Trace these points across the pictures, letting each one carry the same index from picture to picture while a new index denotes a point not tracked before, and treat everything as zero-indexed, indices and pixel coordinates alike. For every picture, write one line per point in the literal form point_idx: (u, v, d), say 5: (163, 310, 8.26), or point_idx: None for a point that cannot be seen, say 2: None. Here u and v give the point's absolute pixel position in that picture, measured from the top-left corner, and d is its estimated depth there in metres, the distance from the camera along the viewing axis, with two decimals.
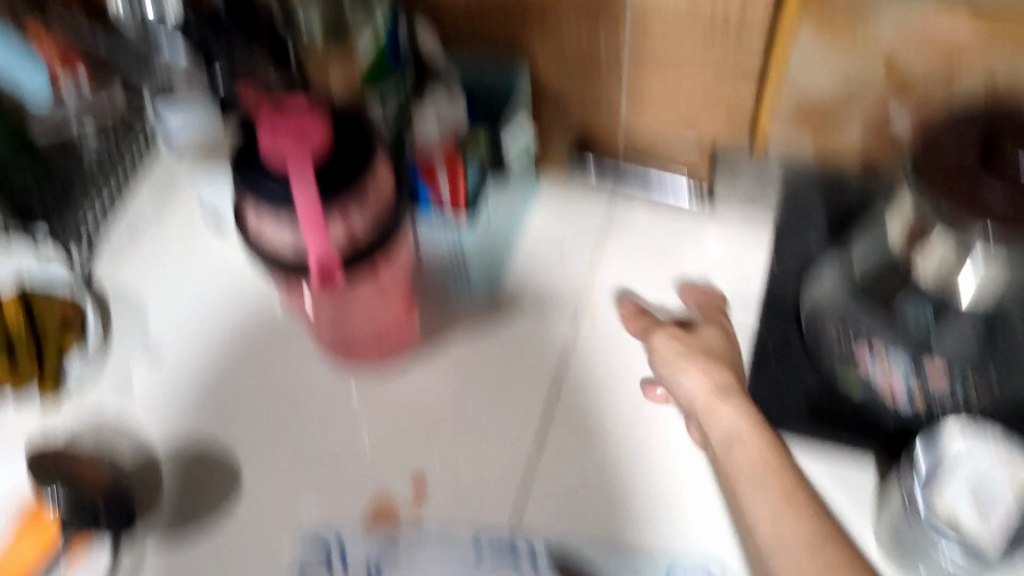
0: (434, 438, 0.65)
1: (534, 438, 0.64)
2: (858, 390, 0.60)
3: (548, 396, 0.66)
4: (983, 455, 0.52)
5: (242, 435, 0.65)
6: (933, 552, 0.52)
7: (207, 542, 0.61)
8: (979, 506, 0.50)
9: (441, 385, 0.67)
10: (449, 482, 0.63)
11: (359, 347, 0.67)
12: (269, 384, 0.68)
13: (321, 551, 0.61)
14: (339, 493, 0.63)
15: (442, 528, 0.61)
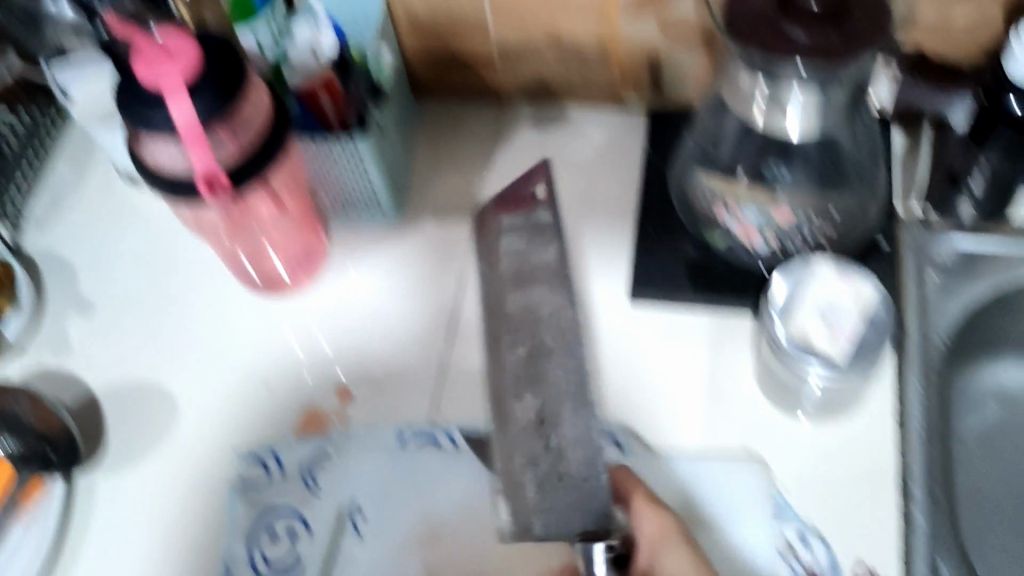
0: (352, 349, 0.69)
1: (446, 332, 0.68)
2: (723, 242, 0.66)
3: (456, 294, 0.70)
4: (832, 285, 0.58)
5: (174, 368, 0.68)
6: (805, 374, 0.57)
7: (151, 469, 0.64)
8: (827, 320, 0.56)
9: (359, 300, 0.71)
10: (371, 385, 0.67)
11: (277, 275, 0.71)
12: (193, 320, 0.71)
13: (258, 466, 0.62)
14: (270, 407, 0.66)
15: (367, 427, 0.64)
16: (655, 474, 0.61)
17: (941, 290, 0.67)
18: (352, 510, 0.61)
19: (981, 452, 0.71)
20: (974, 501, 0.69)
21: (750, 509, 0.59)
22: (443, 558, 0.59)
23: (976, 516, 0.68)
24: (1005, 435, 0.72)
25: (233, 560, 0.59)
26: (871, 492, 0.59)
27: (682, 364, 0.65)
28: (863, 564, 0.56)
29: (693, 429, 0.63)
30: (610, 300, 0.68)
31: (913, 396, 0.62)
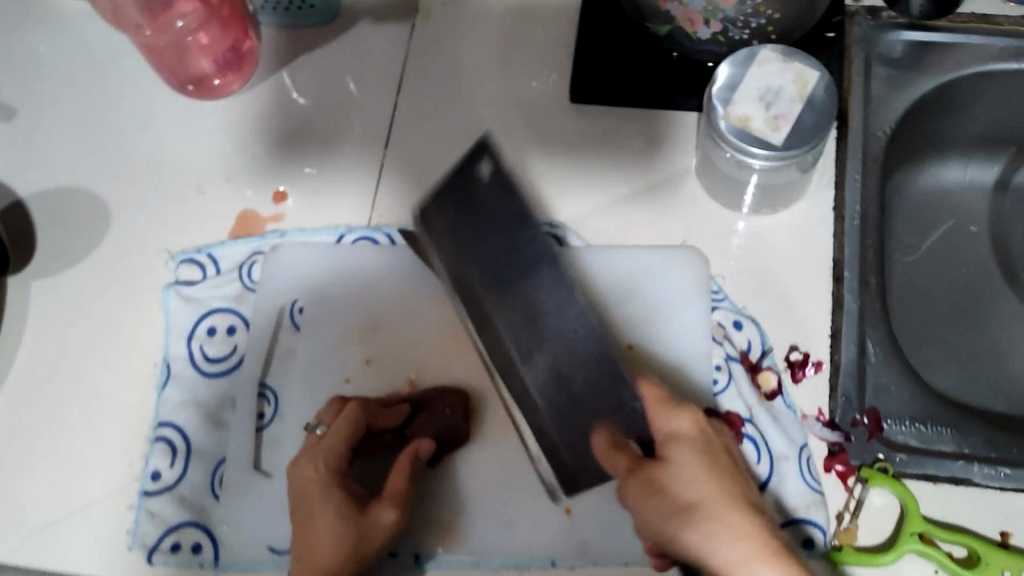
0: (286, 151, 0.66)
1: (384, 134, 0.66)
2: (665, 31, 0.62)
3: (393, 96, 0.68)
4: (775, 70, 0.57)
5: (104, 175, 0.67)
6: (744, 161, 0.56)
7: (85, 274, 0.63)
8: (767, 105, 0.55)
9: (292, 102, 0.68)
10: (307, 187, 0.65)
11: (205, 76, 0.67)
12: (121, 126, 0.68)
13: (193, 266, 0.62)
14: (205, 212, 0.65)
15: (304, 229, 0.63)
16: (596, 263, 0.61)
17: (886, 83, 0.66)
18: (292, 308, 0.61)
19: (916, 245, 0.73)
20: (907, 292, 0.71)
21: (687, 298, 0.60)
22: (382, 349, 0.59)
23: (910, 311, 0.70)
24: (941, 229, 0.74)
25: (173, 357, 0.60)
26: (806, 278, 0.59)
27: (624, 162, 0.65)
28: (793, 345, 0.57)
29: (631, 227, 0.63)
30: (550, 101, 0.67)
31: (852, 187, 0.62)
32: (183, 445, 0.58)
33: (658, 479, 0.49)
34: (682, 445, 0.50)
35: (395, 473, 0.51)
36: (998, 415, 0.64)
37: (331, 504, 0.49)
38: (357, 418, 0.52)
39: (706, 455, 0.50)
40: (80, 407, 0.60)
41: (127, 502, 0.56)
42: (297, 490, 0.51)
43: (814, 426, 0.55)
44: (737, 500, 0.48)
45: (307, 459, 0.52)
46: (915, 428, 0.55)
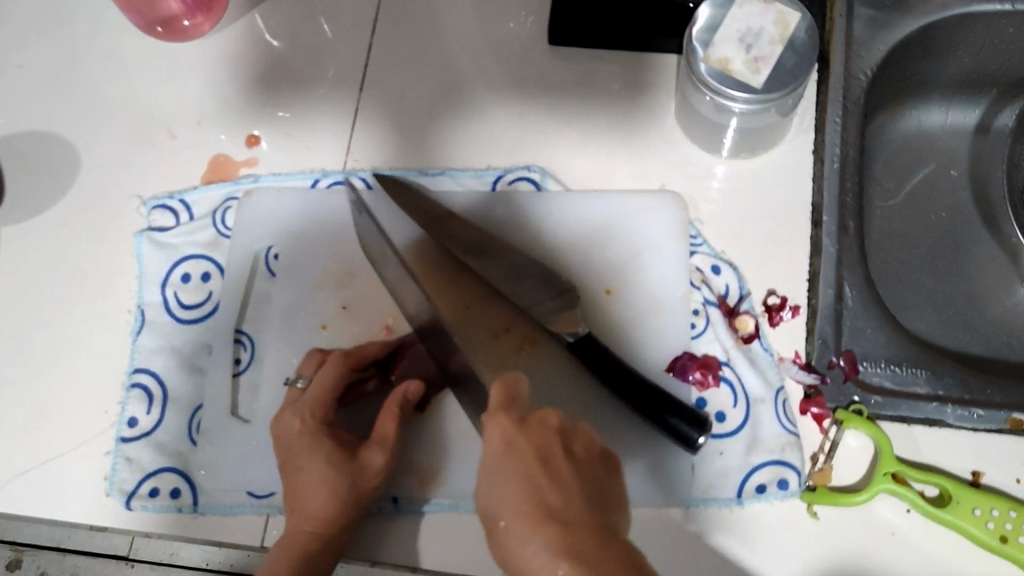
0: (259, 95, 0.65)
1: (359, 77, 0.65)
2: None
3: (368, 38, 0.66)
4: (756, 10, 0.55)
5: (72, 120, 0.65)
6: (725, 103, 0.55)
7: (56, 221, 0.62)
8: (747, 47, 0.54)
9: (263, 44, 0.67)
10: (282, 131, 0.64)
11: (174, 16, 0.65)
12: (89, 70, 0.67)
13: (166, 212, 0.61)
14: (176, 157, 0.64)
15: (278, 175, 0.62)
16: (574, 208, 0.60)
17: (869, 24, 0.65)
18: (267, 254, 0.60)
19: (897, 189, 0.73)
20: (886, 235, 0.71)
21: (668, 240, 0.59)
22: (358, 295, 0.58)
23: (888, 253, 0.70)
24: (920, 173, 0.74)
25: (148, 303, 0.59)
26: (783, 222, 0.60)
27: (603, 107, 0.64)
28: (771, 289, 0.58)
29: (611, 171, 0.62)
30: (528, 43, 0.66)
31: (832, 130, 0.61)
32: (160, 391, 0.57)
33: (491, 462, 0.45)
34: (533, 426, 0.46)
35: (384, 420, 0.51)
36: (972, 356, 0.65)
37: (320, 453, 0.49)
38: (344, 369, 0.51)
39: (528, 461, 0.44)
40: (53, 353, 0.59)
41: (103, 448, 0.56)
42: (283, 443, 0.50)
43: (791, 368, 0.55)
44: (543, 515, 0.41)
45: (291, 411, 0.51)
46: (891, 370, 0.56)
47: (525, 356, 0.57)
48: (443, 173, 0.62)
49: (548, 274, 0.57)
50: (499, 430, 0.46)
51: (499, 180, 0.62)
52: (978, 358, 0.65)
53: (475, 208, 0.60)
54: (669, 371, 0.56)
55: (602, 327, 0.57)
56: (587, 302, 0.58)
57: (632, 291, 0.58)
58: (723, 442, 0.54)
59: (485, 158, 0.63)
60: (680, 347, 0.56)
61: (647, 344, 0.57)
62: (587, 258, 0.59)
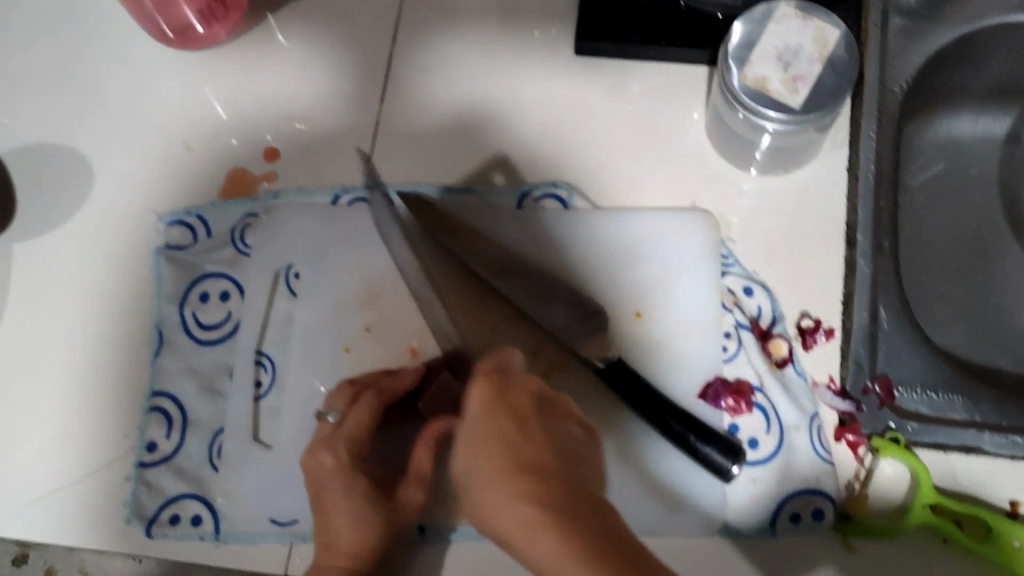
0: (277, 107, 0.63)
1: (380, 88, 0.64)
2: None
3: (388, 48, 0.65)
4: (794, 28, 0.54)
5: (85, 131, 0.63)
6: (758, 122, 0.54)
7: (69, 236, 0.61)
8: (785, 65, 0.53)
9: (281, 54, 0.65)
10: (300, 144, 0.62)
11: (186, 27, 0.63)
12: (101, 78, 0.65)
13: (183, 229, 0.60)
14: (193, 171, 0.62)
15: (299, 191, 0.61)
16: (601, 227, 0.59)
17: (903, 35, 0.64)
18: (288, 273, 0.59)
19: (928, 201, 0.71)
20: (919, 246, 0.69)
21: (698, 262, 0.58)
22: (382, 317, 0.57)
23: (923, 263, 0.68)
24: (949, 183, 0.72)
25: (165, 322, 0.58)
26: (816, 239, 0.58)
27: (630, 121, 0.62)
28: (804, 311, 0.56)
29: (639, 188, 0.61)
30: (553, 54, 0.64)
31: (866, 145, 0.59)
32: (180, 414, 0.56)
33: (472, 421, 0.44)
34: (515, 394, 0.45)
35: (420, 451, 0.51)
36: (1004, 376, 0.64)
37: (356, 492, 0.49)
38: (379, 405, 0.51)
39: (504, 418, 0.43)
40: (69, 375, 0.58)
41: (121, 473, 0.55)
42: (317, 478, 0.50)
43: (825, 395, 0.54)
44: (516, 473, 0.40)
45: (324, 446, 0.50)
46: (927, 396, 0.54)
47: (554, 381, 0.56)
48: (468, 190, 0.60)
49: (580, 297, 0.56)
50: (479, 395, 0.45)
51: (525, 198, 0.60)
52: (1011, 378, 0.64)
53: (503, 226, 0.59)
54: (701, 398, 0.55)
55: (631, 353, 0.56)
56: (617, 327, 0.57)
57: (661, 314, 0.57)
58: (755, 470, 0.53)
59: (510, 174, 0.62)
60: (711, 372, 0.55)
61: (678, 369, 0.56)
62: (614, 280, 0.58)
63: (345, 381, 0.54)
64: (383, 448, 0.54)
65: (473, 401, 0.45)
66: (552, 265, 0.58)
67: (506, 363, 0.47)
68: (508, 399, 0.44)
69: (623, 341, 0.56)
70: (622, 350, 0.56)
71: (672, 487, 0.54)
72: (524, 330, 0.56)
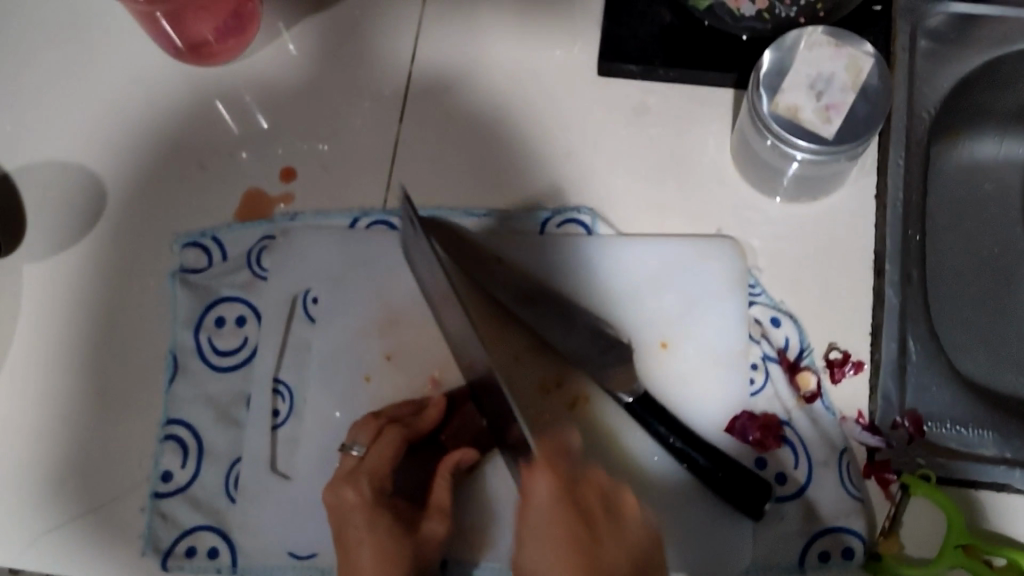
0: (291, 125, 0.62)
1: (399, 108, 0.62)
2: (706, 6, 0.59)
3: (408, 65, 0.63)
4: (826, 55, 0.53)
5: (97, 149, 0.62)
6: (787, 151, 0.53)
7: (81, 256, 0.59)
8: (818, 93, 0.52)
9: (297, 71, 0.63)
10: (317, 164, 0.61)
11: (202, 44, 0.61)
12: (113, 93, 0.63)
13: (198, 251, 0.59)
14: (207, 191, 0.61)
15: (317, 213, 0.59)
16: (625, 255, 0.58)
17: (930, 58, 0.63)
18: (306, 298, 0.58)
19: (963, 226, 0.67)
20: (955, 274, 0.65)
21: (725, 292, 0.57)
22: (402, 345, 0.56)
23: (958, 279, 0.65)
24: (982, 208, 0.68)
25: (180, 347, 0.57)
26: (843, 267, 0.57)
27: (653, 144, 0.61)
28: (832, 343, 0.55)
29: (663, 212, 0.59)
30: (576, 73, 0.63)
31: (895, 172, 0.58)
32: (195, 443, 0.55)
33: (535, 510, 0.42)
34: (583, 489, 0.44)
35: (438, 488, 0.50)
36: None
37: (379, 527, 0.48)
38: (401, 439, 0.50)
39: (580, 534, 0.41)
40: (80, 400, 0.56)
41: (136, 504, 0.54)
42: (339, 514, 0.49)
43: (853, 429, 0.54)
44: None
45: (346, 482, 0.49)
46: (956, 431, 0.54)
47: (579, 414, 0.55)
48: (489, 214, 0.59)
49: (598, 327, 0.56)
50: (547, 487, 0.42)
51: (547, 223, 0.59)
52: None
53: (525, 253, 0.58)
54: (728, 432, 0.54)
55: (658, 385, 0.55)
56: (642, 358, 0.56)
57: (687, 345, 0.56)
58: (783, 507, 0.52)
59: (531, 197, 0.60)
60: (739, 405, 0.55)
61: (705, 401, 0.55)
62: (638, 310, 0.57)
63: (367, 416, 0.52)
64: (405, 481, 0.52)
65: (538, 497, 0.42)
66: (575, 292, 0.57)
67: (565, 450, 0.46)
68: (576, 496, 0.43)
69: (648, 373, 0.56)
70: (647, 382, 0.55)
71: (699, 522, 0.53)
72: (549, 360, 0.56)
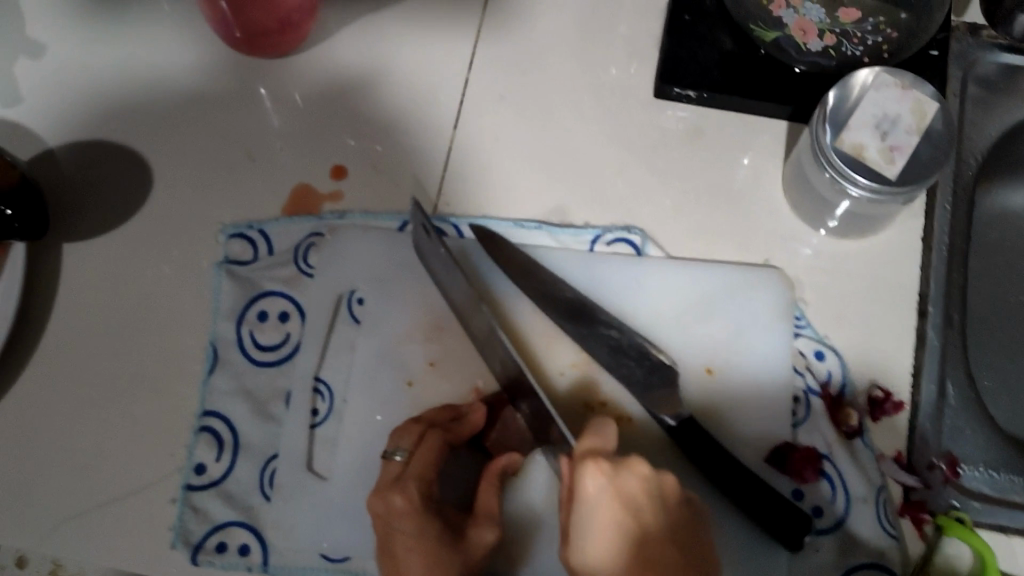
0: (344, 123, 0.62)
1: (453, 115, 0.62)
2: (772, 38, 0.59)
3: (464, 74, 0.63)
4: (893, 96, 0.54)
5: (145, 132, 0.61)
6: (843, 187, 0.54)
7: (123, 240, 0.59)
8: (882, 134, 0.53)
9: (352, 70, 0.63)
10: (368, 164, 0.61)
11: (259, 35, 0.60)
12: (164, 78, 0.62)
13: (244, 243, 0.58)
14: (255, 184, 0.60)
15: (366, 213, 0.59)
16: (675, 278, 0.58)
17: (979, 105, 0.64)
18: (351, 298, 0.57)
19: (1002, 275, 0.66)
20: (988, 321, 0.65)
21: (772, 321, 0.57)
22: (447, 352, 0.56)
23: (996, 324, 0.65)
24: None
25: (220, 339, 0.56)
26: (888, 306, 0.58)
27: (705, 170, 0.61)
28: (874, 382, 0.56)
29: (712, 238, 0.60)
30: (631, 94, 0.63)
31: (942, 214, 0.59)
32: (231, 438, 0.54)
33: (592, 509, 0.44)
34: (627, 475, 0.45)
35: (486, 494, 0.50)
36: None
37: (428, 533, 0.47)
38: (443, 443, 0.50)
39: (626, 516, 0.44)
40: (115, 385, 0.55)
41: (166, 496, 0.53)
42: (387, 522, 0.48)
43: (891, 468, 0.54)
44: (638, 568, 0.42)
45: (393, 489, 0.49)
46: (989, 474, 0.54)
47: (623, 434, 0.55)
48: (539, 228, 0.59)
49: (645, 347, 0.54)
50: (594, 480, 0.44)
51: (597, 241, 0.59)
52: None
53: (576, 267, 0.58)
54: (768, 461, 0.54)
55: (703, 410, 0.55)
56: (689, 383, 0.56)
57: (733, 372, 0.56)
58: (821, 541, 0.53)
59: (582, 214, 0.60)
60: (782, 436, 0.55)
61: (749, 429, 0.55)
62: (685, 336, 0.57)
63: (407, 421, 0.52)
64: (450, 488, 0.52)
65: (593, 493, 0.44)
66: (624, 312, 0.57)
67: (604, 445, 0.46)
68: (620, 481, 0.44)
69: (693, 398, 0.56)
70: (692, 405, 0.56)
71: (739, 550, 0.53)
72: (595, 378, 0.56)
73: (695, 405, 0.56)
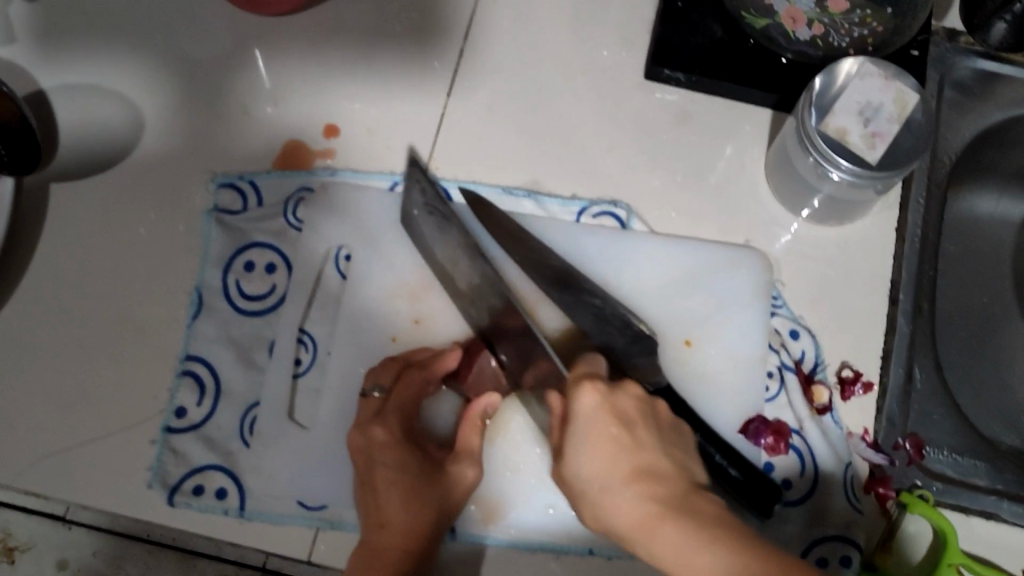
0: (338, 84, 0.62)
1: (447, 83, 0.63)
2: (762, 25, 0.60)
3: (459, 45, 0.64)
4: (876, 85, 0.56)
5: (139, 81, 0.61)
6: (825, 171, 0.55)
7: (112, 185, 0.59)
8: (865, 121, 0.55)
9: (348, 34, 0.64)
10: (362, 125, 0.61)
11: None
12: (161, 30, 0.63)
13: (234, 193, 0.58)
14: (248, 138, 0.60)
15: (357, 171, 0.60)
16: (659, 252, 0.60)
17: (954, 107, 0.66)
18: (339, 254, 0.58)
19: (964, 276, 0.69)
20: (951, 317, 0.67)
21: (749, 299, 0.59)
22: (432, 310, 0.57)
23: (963, 319, 0.67)
24: (993, 257, 0.71)
25: (206, 286, 0.56)
26: (862, 291, 0.59)
27: (691, 151, 0.63)
28: (845, 361, 0.57)
29: (696, 217, 0.61)
30: (622, 75, 0.64)
31: (916, 209, 0.61)
32: (212, 383, 0.54)
33: (586, 425, 0.45)
34: (619, 395, 0.46)
35: (467, 433, 0.52)
36: None
37: (407, 466, 0.50)
38: (423, 383, 0.52)
39: (620, 429, 0.45)
40: (98, 326, 0.55)
41: (144, 437, 0.53)
42: (366, 455, 0.50)
43: (858, 446, 0.55)
44: (638, 476, 0.43)
45: (374, 422, 0.51)
46: (953, 458, 0.55)
47: None
48: (528, 196, 0.60)
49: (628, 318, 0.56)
50: (590, 399, 0.45)
51: (583, 212, 0.61)
52: None
53: (562, 235, 0.59)
54: (741, 433, 0.56)
55: (682, 379, 0.57)
56: (670, 355, 0.58)
57: (710, 346, 0.58)
58: (790, 511, 0.54)
59: (570, 186, 0.61)
60: (753, 409, 0.57)
61: (721, 399, 0.57)
62: (665, 309, 0.59)
63: (385, 359, 0.54)
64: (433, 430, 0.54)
65: (587, 410, 0.45)
66: (609, 281, 0.59)
67: (597, 370, 0.48)
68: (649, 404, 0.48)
69: (673, 368, 0.58)
70: (673, 374, 0.57)
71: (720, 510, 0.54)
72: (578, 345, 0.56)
73: (676, 375, 0.57)
